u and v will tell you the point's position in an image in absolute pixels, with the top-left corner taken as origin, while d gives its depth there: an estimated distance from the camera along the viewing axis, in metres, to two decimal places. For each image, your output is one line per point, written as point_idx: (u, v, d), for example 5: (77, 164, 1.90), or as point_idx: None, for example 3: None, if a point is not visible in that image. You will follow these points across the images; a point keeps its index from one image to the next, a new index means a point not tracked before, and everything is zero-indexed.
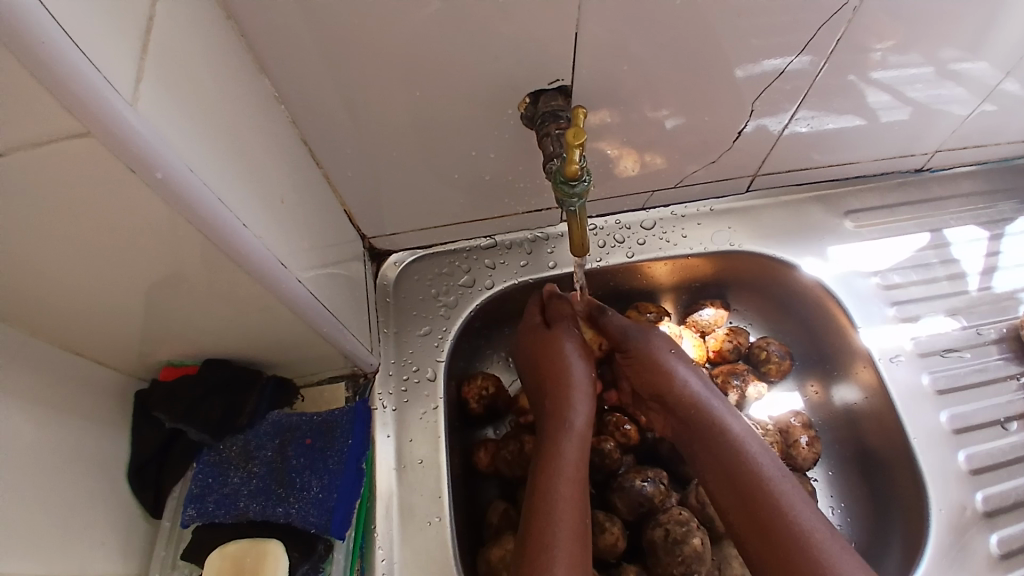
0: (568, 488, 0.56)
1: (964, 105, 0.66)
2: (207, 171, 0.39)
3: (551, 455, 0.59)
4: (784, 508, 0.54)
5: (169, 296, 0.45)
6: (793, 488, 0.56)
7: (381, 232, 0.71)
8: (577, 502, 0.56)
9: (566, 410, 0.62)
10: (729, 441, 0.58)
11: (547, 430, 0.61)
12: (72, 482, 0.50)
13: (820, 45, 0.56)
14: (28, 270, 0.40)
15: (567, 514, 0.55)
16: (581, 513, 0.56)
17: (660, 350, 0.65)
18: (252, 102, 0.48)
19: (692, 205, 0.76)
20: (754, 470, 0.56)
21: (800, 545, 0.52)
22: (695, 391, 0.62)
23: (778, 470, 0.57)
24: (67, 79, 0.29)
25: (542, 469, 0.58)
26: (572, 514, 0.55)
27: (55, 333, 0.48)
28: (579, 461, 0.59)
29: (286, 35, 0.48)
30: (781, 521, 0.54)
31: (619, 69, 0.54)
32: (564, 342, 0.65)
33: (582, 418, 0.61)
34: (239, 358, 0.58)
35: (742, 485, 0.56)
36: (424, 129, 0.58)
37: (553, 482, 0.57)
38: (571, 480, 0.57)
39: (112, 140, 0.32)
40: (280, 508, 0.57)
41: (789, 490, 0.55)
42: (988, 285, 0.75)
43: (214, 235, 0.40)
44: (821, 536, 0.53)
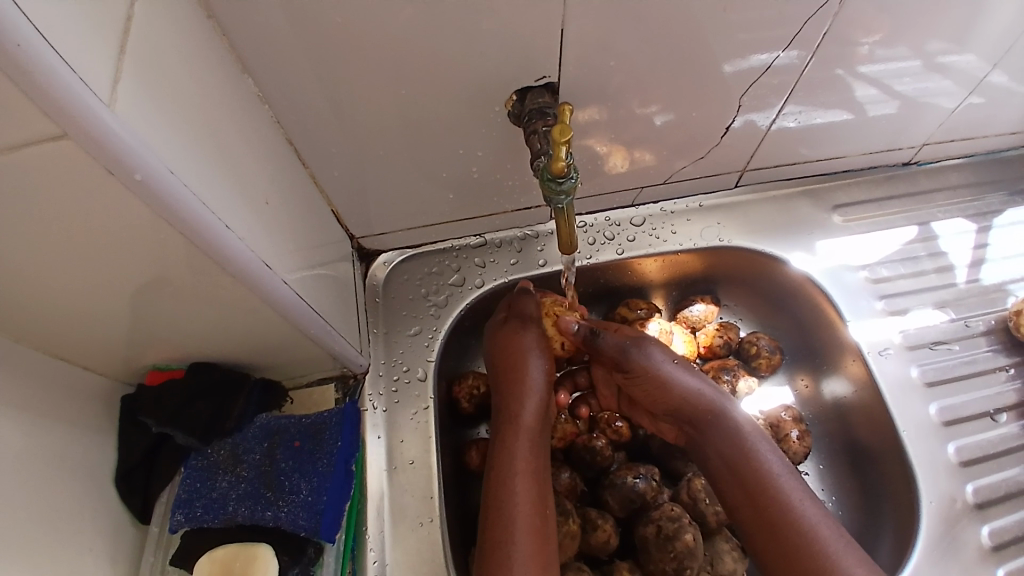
0: (524, 489, 0.56)
1: (951, 98, 0.66)
2: (189, 173, 0.39)
3: (506, 455, 0.59)
4: (792, 502, 0.55)
5: (152, 299, 0.45)
6: (800, 485, 0.57)
7: (369, 232, 0.71)
8: (536, 503, 0.56)
9: (517, 409, 0.61)
10: (734, 438, 0.59)
11: (497, 431, 0.61)
12: (58, 489, 0.49)
13: (807, 40, 0.56)
14: (6, 275, 0.39)
15: (522, 515, 0.55)
16: (538, 513, 0.56)
17: (656, 356, 0.62)
18: (235, 102, 0.48)
19: (681, 201, 0.76)
20: (759, 467, 0.57)
21: (803, 538, 0.54)
22: (665, 382, 0.61)
23: (783, 465, 0.58)
24: (42, 81, 0.28)
25: (497, 472, 0.58)
26: (529, 515, 0.55)
27: (38, 338, 0.47)
28: (533, 461, 0.59)
29: (269, 35, 0.47)
30: (789, 517, 0.55)
31: (606, 65, 0.54)
32: (524, 339, 0.64)
33: (533, 414, 0.61)
34: (226, 361, 0.58)
35: (751, 482, 0.57)
36: (411, 127, 0.58)
37: (507, 484, 0.57)
38: (528, 481, 0.57)
39: (90, 142, 0.31)
40: (268, 512, 0.57)
41: (789, 483, 0.57)
42: (976, 277, 0.75)
43: (196, 237, 0.39)
44: (822, 529, 0.54)
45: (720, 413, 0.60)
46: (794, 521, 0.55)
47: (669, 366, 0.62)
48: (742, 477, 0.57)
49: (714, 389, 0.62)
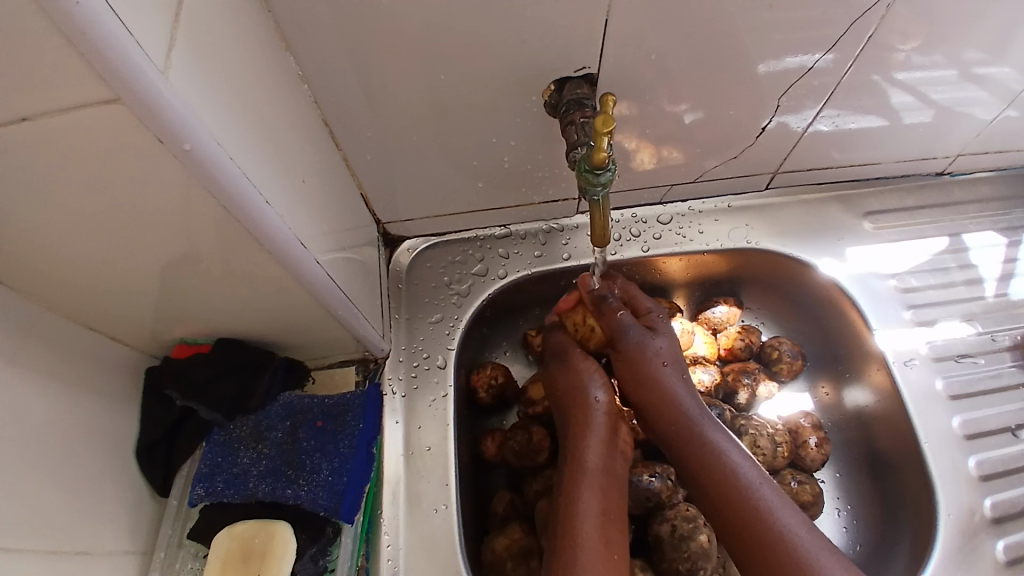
0: (592, 528, 0.55)
1: (988, 109, 0.65)
2: (233, 147, 0.38)
3: (570, 495, 0.57)
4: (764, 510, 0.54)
5: (188, 273, 0.45)
6: (773, 492, 0.56)
7: (396, 218, 0.71)
8: (605, 543, 0.54)
9: (580, 450, 0.60)
10: (705, 450, 0.58)
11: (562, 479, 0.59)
12: (80, 456, 0.49)
13: (848, 44, 0.55)
14: (49, 240, 0.39)
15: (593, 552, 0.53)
16: (610, 552, 0.54)
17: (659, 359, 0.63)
18: (275, 79, 0.48)
19: (709, 201, 0.75)
20: (730, 472, 0.56)
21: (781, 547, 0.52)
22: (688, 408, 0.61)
23: (761, 478, 0.56)
24: (100, 44, 0.28)
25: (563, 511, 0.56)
26: (600, 555, 0.53)
27: (68, 306, 0.47)
28: (603, 504, 0.57)
29: (310, 13, 0.47)
30: (761, 523, 0.54)
31: (645, 59, 0.54)
32: (582, 372, 0.63)
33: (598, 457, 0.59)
34: (251, 339, 0.58)
35: (724, 491, 0.56)
36: (444, 113, 0.57)
37: (573, 522, 0.55)
38: (596, 517, 0.56)
39: (142, 108, 0.31)
40: (289, 490, 0.57)
41: (765, 492, 0.55)
42: (1005, 291, 0.74)
43: (236, 211, 0.39)
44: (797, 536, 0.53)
45: (695, 423, 0.60)
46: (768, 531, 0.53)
47: (670, 375, 0.62)
48: (719, 488, 0.56)
49: (702, 410, 0.61)
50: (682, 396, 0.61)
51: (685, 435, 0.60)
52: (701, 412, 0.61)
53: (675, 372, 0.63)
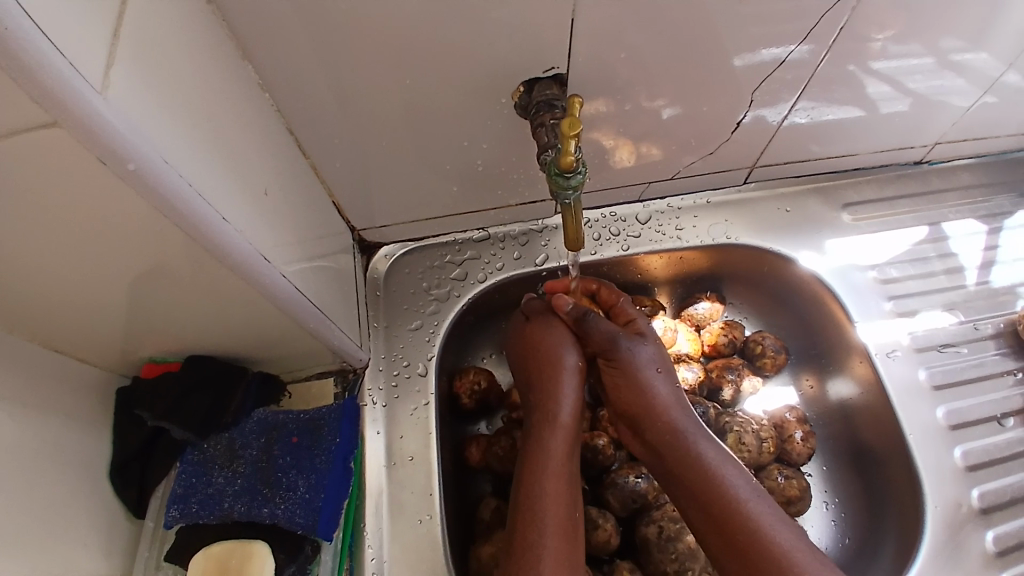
0: (554, 487, 0.55)
1: (964, 96, 0.65)
2: (185, 163, 0.37)
3: (539, 449, 0.57)
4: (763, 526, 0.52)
5: (150, 291, 0.44)
6: (761, 496, 0.54)
7: (371, 224, 0.70)
8: (565, 502, 0.55)
9: (551, 403, 0.59)
10: (701, 464, 0.55)
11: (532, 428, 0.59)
12: (51, 483, 0.48)
13: (822, 35, 0.54)
14: (1, 265, 0.38)
15: (551, 511, 0.54)
16: (568, 512, 0.55)
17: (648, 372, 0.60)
18: (234, 89, 0.46)
19: (688, 198, 0.75)
20: (724, 489, 0.54)
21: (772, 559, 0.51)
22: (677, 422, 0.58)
23: (754, 491, 0.55)
24: (32, 66, 0.27)
25: (528, 466, 0.57)
26: (559, 514, 0.54)
27: (31, 330, 0.46)
28: (567, 457, 0.57)
29: (269, 20, 0.46)
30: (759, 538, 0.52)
31: (616, 57, 0.53)
32: (555, 334, 0.63)
33: (569, 412, 0.59)
34: (224, 354, 0.57)
35: (716, 509, 0.53)
36: (414, 118, 0.56)
37: (537, 480, 0.56)
38: (560, 472, 0.56)
39: (82, 129, 0.30)
40: (266, 509, 0.56)
41: (762, 508, 0.53)
42: (986, 279, 0.74)
43: (190, 229, 0.38)
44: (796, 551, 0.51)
45: (689, 437, 0.57)
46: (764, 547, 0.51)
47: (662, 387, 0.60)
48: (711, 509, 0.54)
49: (697, 425, 0.59)
50: (677, 416, 0.59)
51: (678, 448, 0.57)
52: (694, 430, 0.58)
53: (665, 379, 0.61)
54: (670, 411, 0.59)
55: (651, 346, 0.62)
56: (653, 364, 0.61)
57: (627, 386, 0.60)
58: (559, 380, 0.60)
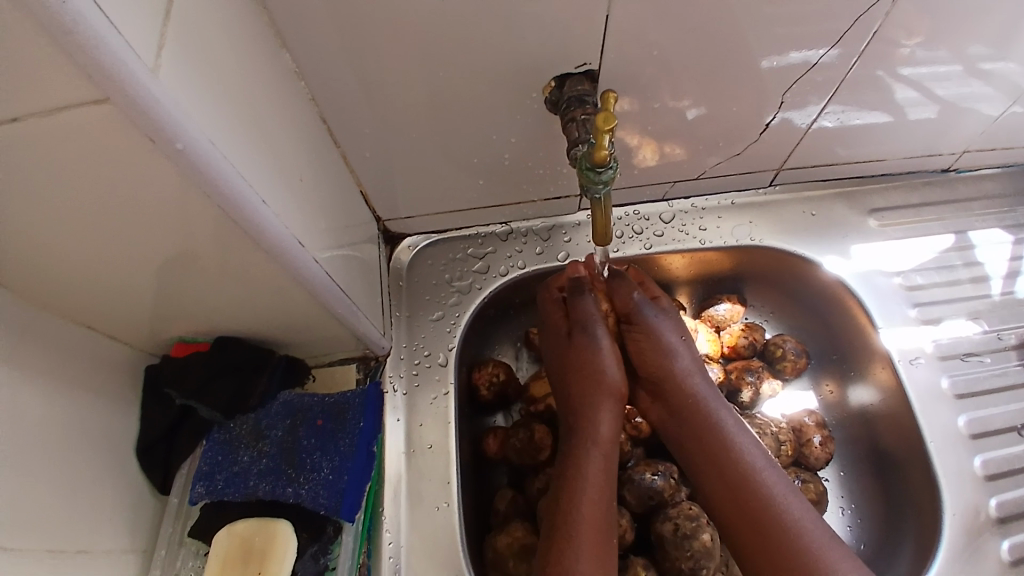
0: (591, 509, 0.55)
1: (993, 105, 0.64)
2: (227, 145, 0.38)
3: (575, 471, 0.57)
4: (776, 497, 0.54)
5: (187, 272, 0.45)
6: (782, 479, 0.56)
7: (396, 215, 0.70)
8: (601, 525, 0.55)
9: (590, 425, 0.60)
10: (719, 431, 0.58)
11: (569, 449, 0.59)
12: (81, 456, 0.49)
13: (853, 39, 0.54)
14: (48, 241, 0.39)
15: (588, 536, 0.54)
16: (604, 536, 0.55)
17: (665, 333, 0.62)
18: (273, 76, 0.47)
19: (712, 198, 0.75)
20: (740, 457, 0.56)
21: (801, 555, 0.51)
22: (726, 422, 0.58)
23: (768, 461, 0.57)
24: (90, 43, 0.28)
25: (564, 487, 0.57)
26: (596, 533, 0.54)
27: (67, 306, 0.47)
28: (603, 481, 0.57)
29: (307, 9, 0.47)
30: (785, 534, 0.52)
31: (647, 54, 0.53)
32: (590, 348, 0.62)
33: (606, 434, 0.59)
34: (251, 338, 0.58)
35: (730, 474, 0.56)
36: (444, 110, 0.57)
37: (574, 499, 0.56)
38: (596, 492, 0.56)
39: (133, 107, 0.31)
40: (290, 489, 0.57)
41: (795, 506, 0.54)
42: (1012, 289, 0.74)
43: (231, 210, 0.39)
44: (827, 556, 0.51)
45: (707, 401, 0.60)
46: (774, 513, 0.54)
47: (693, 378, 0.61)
48: (724, 471, 0.56)
49: (713, 392, 0.61)
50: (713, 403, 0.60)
51: (698, 410, 0.59)
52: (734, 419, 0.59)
53: (686, 347, 0.62)
54: (684, 369, 0.61)
55: (674, 321, 0.63)
56: (674, 331, 0.62)
57: (645, 345, 0.62)
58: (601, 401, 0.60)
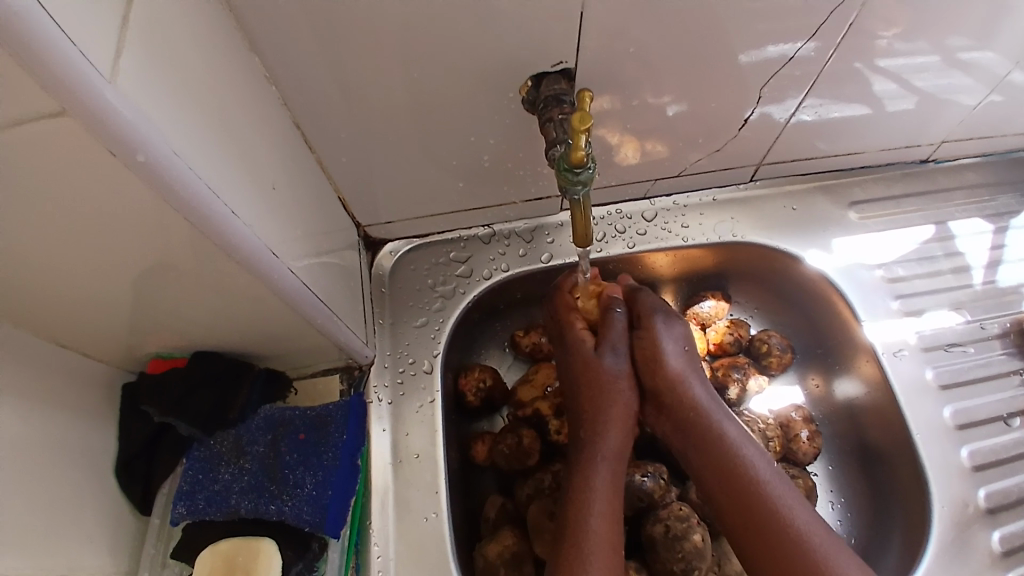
0: (602, 504, 0.55)
1: (971, 95, 0.65)
2: (194, 155, 0.37)
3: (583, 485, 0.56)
4: (784, 505, 0.53)
5: (158, 286, 0.44)
6: (784, 483, 0.55)
7: (376, 220, 0.69)
8: (612, 540, 0.54)
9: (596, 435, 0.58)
10: (725, 442, 0.56)
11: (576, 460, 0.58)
12: (58, 478, 0.48)
13: (830, 32, 0.54)
14: (10, 259, 0.38)
15: (599, 549, 0.53)
16: (615, 547, 0.54)
17: (668, 341, 0.60)
18: (241, 82, 0.46)
19: (694, 195, 0.74)
20: (747, 470, 0.55)
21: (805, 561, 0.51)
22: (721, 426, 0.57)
23: (773, 471, 0.56)
24: (44, 53, 0.27)
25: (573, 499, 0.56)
26: (606, 550, 0.53)
27: (36, 324, 0.46)
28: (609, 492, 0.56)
29: (276, 12, 0.46)
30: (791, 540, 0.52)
31: (624, 52, 0.52)
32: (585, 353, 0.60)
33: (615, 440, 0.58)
34: (230, 350, 0.56)
35: (739, 486, 0.54)
36: (421, 113, 0.56)
37: (585, 518, 0.54)
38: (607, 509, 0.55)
39: (92, 119, 0.30)
40: (273, 506, 0.56)
41: (798, 509, 0.53)
42: (993, 279, 0.74)
43: (199, 221, 0.38)
44: (834, 557, 0.51)
45: (712, 415, 0.58)
46: (783, 523, 0.53)
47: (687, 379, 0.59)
48: (743, 502, 0.54)
49: (714, 399, 0.59)
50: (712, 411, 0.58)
51: (701, 423, 0.57)
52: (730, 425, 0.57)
53: (688, 360, 0.61)
54: (687, 379, 0.59)
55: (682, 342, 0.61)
56: (679, 342, 0.60)
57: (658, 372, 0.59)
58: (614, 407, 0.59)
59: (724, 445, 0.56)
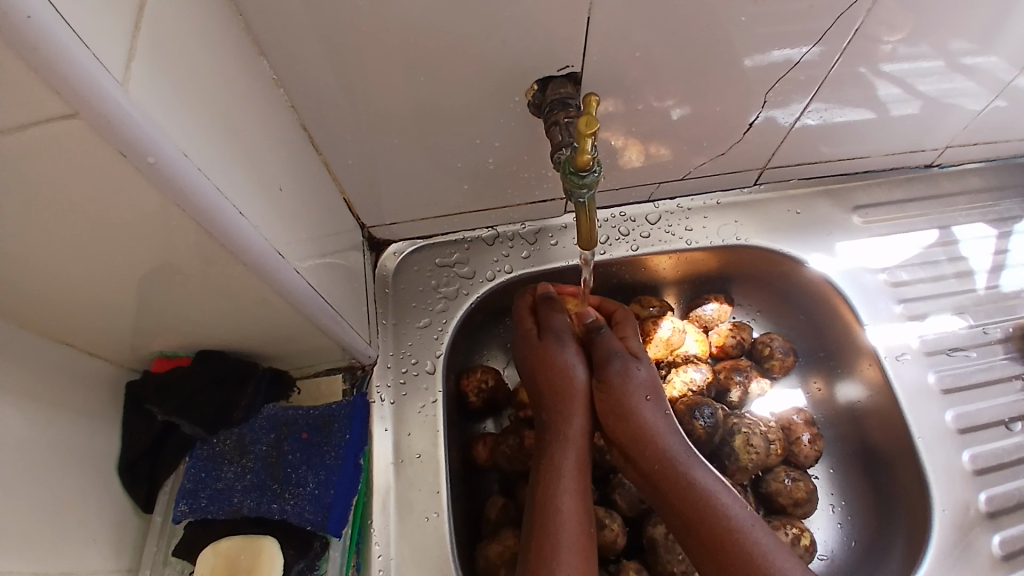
0: (572, 503, 0.55)
1: (975, 100, 0.65)
2: (203, 158, 0.37)
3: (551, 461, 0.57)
4: (762, 552, 0.51)
5: (165, 287, 0.44)
6: (743, 508, 0.54)
7: (380, 221, 0.69)
8: (584, 518, 0.55)
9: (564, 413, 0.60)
10: (693, 492, 0.54)
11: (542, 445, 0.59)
12: (63, 477, 0.48)
13: (835, 36, 0.54)
14: (19, 259, 0.38)
15: (568, 527, 0.54)
16: (585, 525, 0.55)
17: (637, 390, 0.58)
18: (249, 84, 0.46)
19: (698, 198, 0.74)
20: (723, 516, 0.53)
21: None
22: (672, 454, 0.56)
23: (749, 518, 0.54)
24: (56, 58, 0.27)
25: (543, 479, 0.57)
26: (577, 529, 0.54)
27: (42, 324, 0.46)
28: (579, 475, 0.57)
29: (284, 16, 0.46)
30: (751, 567, 0.51)
31: (630, 56, 0.53)
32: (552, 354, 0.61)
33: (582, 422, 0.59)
34: (235, 351, 0.57)
35: (713, 535, 0.53)
36: (427, 115, 0.56)
37: (555, 497, 0.55)
38: (575, 484, 0.56)
39: (103, 122, 0.30)
40: (275, 505, 0.56)
41: (758, 536, 0.52)
42: (996, 283, 0.74)
43: (207, 223, 0.38)
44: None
45: (682, 463, 0.56)
46: (761, 571, 0.51)
47: (643, 404, 0.58)
48: (700, 528, 0.53)
49: (687, 446, 0.57)
50: (665, 435, 0.57)
51: (670, 475, 0.55)
52: (684, 452, 0.56)
53: (657, 408, 0.58)
54: (657, 429, 0.57)
55: (646, 368, 0.60)
56: (644, 388, 0.58)
57: (613, 401, 0.58)
58: (575, 409, 0.59)
59: (678, 473, 0.55)
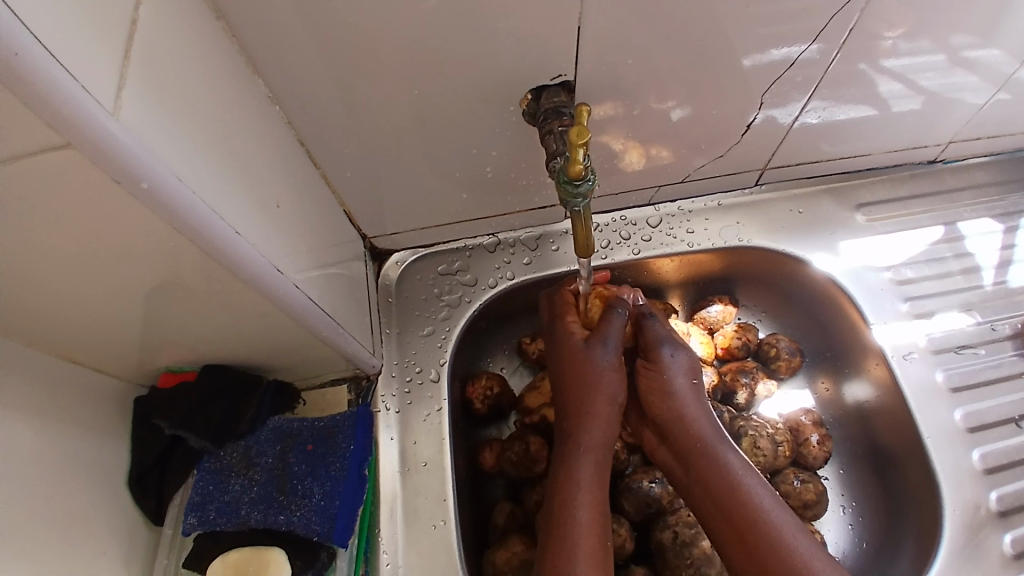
0: (587, 515, 0.54)
1: (978, 94, 0.64)
2: (198, 180, 0.38)
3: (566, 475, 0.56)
4: (785, 537, 0.51)
5: (167, 304, 0.45)
6: (770, 494, 0.54)
7: (381, 232, 0.70)
8: (598, 529, 0.53)
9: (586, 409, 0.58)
10: (724, 471, 0.54)
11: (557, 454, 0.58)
12: (73, 493, 0.49)
13: (833, 34, 0.54)
14: (22, 282, 0.39)
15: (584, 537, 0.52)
16: (600, 535, 0.53)
17: (675, 373, 0.58)
18: (245, 102, 0.47)
19: (699, 200, 0.74)
20: (748, 499, 0.52)
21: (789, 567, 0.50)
22: (704, 433, 0.56)
23: (777, 503, 0.53)
24: (47, 91, 0.27)
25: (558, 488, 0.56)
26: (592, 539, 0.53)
27: (49, 343, 0.47)
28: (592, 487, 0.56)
29: (279, 35, 0.47)
30: (778, 549, 0.50)
31: (623, 62, 0.53)
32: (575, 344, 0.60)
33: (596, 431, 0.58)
34: (239, 364, 0.58)
35: (737, 517, 0.52)
36: (423, 127, 0.57)
37: (568, 508, 0.54)
38: (589, 496, 0.55)
39: (95, 152, 0.31)
40: (282, 516, 0.57)
41: (785, 520, 0.52)
42: (1003, 279, 0.73)
43: (204, 244, 0.39)
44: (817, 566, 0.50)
45: (712, 445, 0.56)
46: (782, 555, 0.50)
47: (683, 386, 0.58)
48: (728, 509, 0.53)
49: (719, 430, 0.57)
50: (699, 417, 0.57)
51: (703, 454, 0.55)
52: (717, 436, 0.56)
53: (695, 393, 0.59)
54: (691, 412, 0.57)
55: (689, 354, 0.60)
56: (684, 373, 0.59)
57: (655, 383, 0.59)
58: (594, 421, 0.58)
59: (710, 452, 0.55)
